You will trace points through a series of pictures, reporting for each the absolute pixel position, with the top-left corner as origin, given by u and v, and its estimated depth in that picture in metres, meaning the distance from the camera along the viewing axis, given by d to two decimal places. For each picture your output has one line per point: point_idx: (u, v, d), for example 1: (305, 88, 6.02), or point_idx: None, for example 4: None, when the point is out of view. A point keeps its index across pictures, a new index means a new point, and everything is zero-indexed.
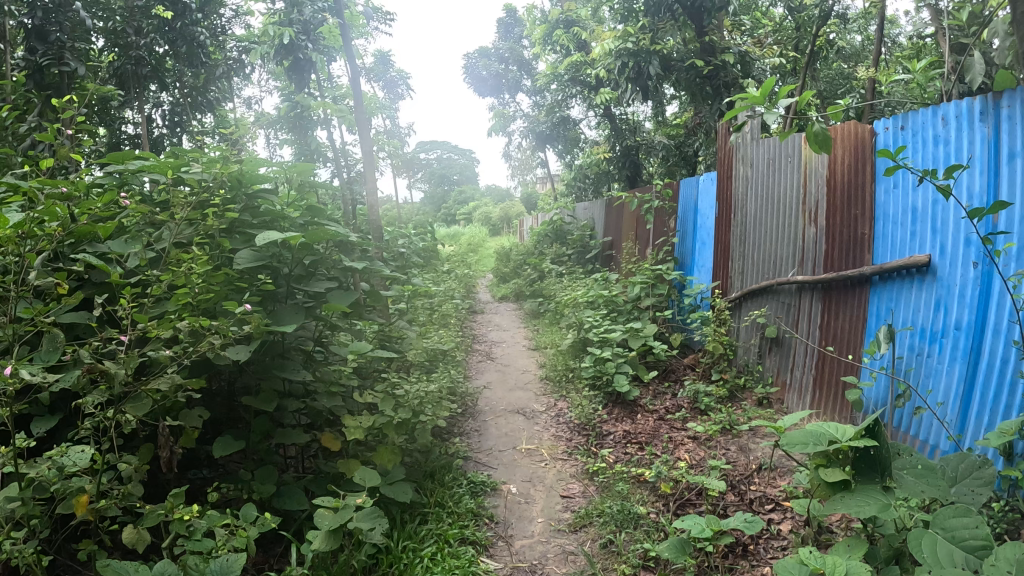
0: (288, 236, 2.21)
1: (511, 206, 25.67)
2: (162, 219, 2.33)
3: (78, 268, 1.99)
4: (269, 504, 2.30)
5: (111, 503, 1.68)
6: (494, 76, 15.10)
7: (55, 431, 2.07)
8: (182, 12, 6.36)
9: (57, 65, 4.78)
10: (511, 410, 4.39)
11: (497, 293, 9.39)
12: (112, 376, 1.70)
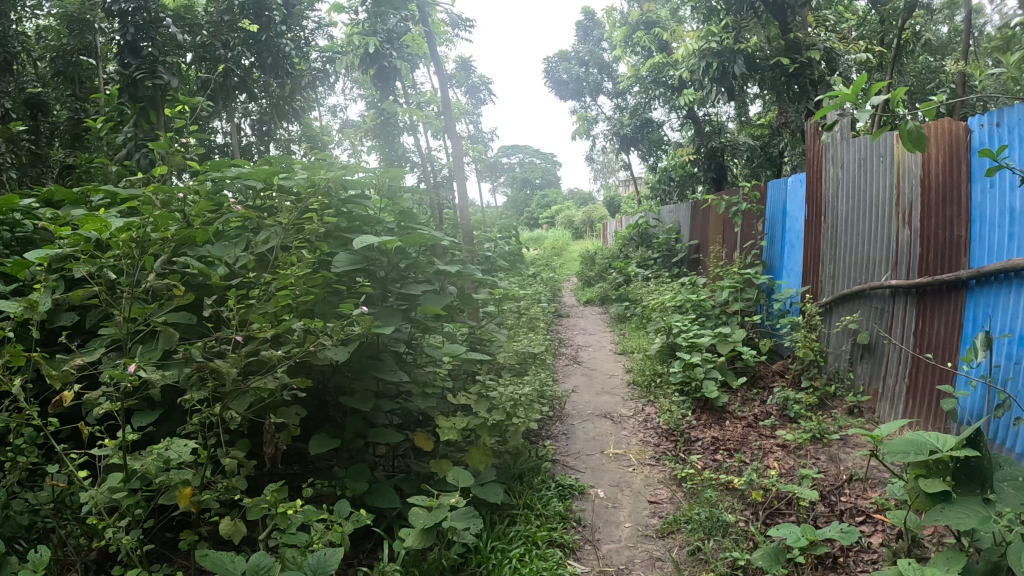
0: (384, 240, 2.26)
1: (594, 210, 25.57)
2: (262, 224, 2.41)
3: (185, 271, 2.08)
4: (362, 501, 2.35)
5: (213, 496, 1.74)
6: (575, 80, 15.07)
7: (161, 425, 2.16)
8: (267, 25, 6.56)
9: (151, 78, 5.03)
10: (598, 414, 4.38)
11: (582, 297, 9.38)
12: (220, 374, 1.76)
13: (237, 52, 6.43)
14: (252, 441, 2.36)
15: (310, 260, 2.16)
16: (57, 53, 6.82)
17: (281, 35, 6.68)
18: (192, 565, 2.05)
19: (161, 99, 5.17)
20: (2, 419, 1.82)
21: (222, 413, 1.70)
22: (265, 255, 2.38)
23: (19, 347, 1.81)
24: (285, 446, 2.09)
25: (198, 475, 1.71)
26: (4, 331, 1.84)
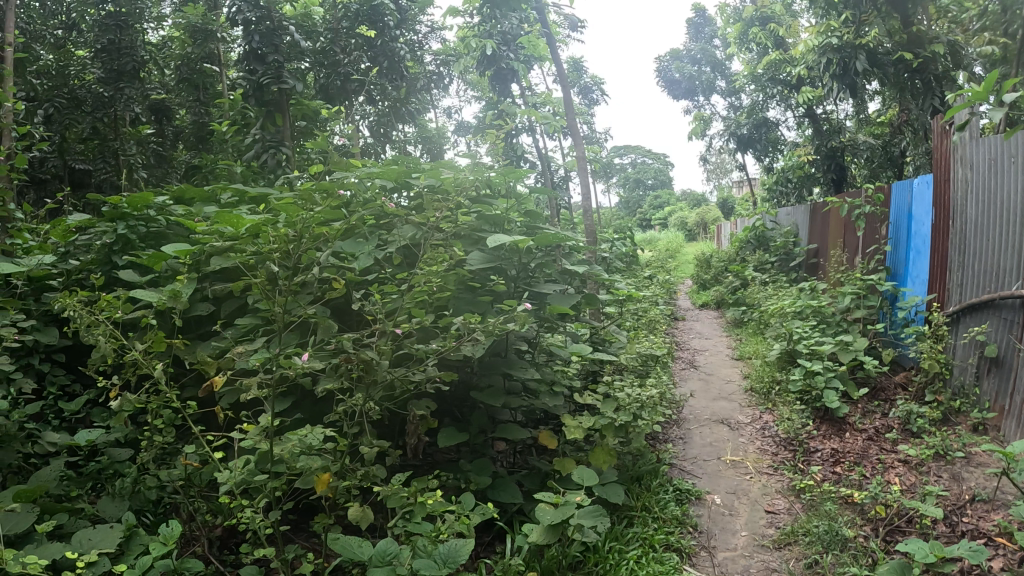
0: (517, 240, 2.29)
1: (708, 211, 25.16)
2: (397, 220, 2.50)
3: (324, 266, 2.15)
4: (486, 495, 2.39)
5: (348, 484, 1.80)
6: (688, 79, 14.83)
7: (295, 410, 2.26)
8: (382, 31, 6.94)
9: (277, 82, 5.61)
10: (715, 420, 4.32)
11: (697, 301, 9.24)
12: (368, 366, 1.83)
13: (354, 56, 6.69)
14: (381, 431, 2.44)
15: (446, 254, 2.24)
16: (182, 62, 7.76)
17: (395, 39, 7.00)
18: (322, 548, 2.13)
19: (286, 102, 5.74)
20: (145, 399, 1.92)
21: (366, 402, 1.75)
22: (403, 251, 2.46)
23: (162, 334, 1.91)
24: (419, 438, 2.16)
25: (339, 462, 1.78)
26: (150, 318, 1.95)
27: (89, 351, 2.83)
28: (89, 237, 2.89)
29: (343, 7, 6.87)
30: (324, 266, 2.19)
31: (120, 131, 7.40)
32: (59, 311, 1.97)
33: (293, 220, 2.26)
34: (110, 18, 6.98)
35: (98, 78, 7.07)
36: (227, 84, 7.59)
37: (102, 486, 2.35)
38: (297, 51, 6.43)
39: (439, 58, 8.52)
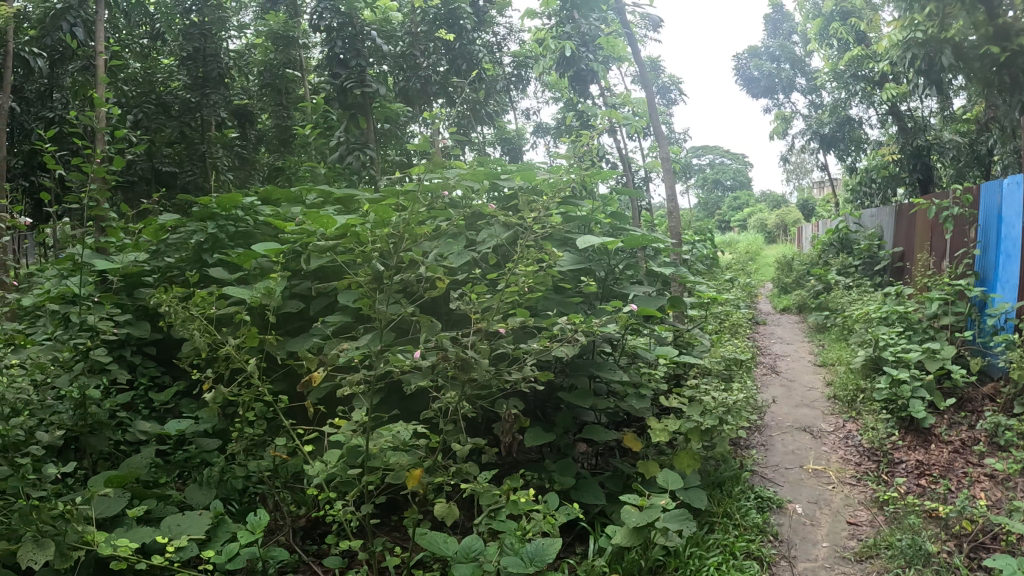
0: (607, 241, 2.35)
1: (787, 213, 24.66)
2: (488, 221, 2.57)
3: (417, 265, 2.19)
4: (569, 496, 2.41)
5: (439, 480, 1.83)
6: (767, 76, 14.54)
7: (389, 400, 2.33)
8: (460, 34, 7.19)
9: (360, 86, 5.72)
10: (797, 427, 4.24)
11: (777, 304, 9.06)
12: (467, 364, 1.85)
13: (434, 59, 6.99)
14: (466, 429, 2.48)
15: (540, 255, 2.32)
16: (266, 68, 8.18)
17: (474, 42, 7.22)
18: (410, 541, 2.18)
19: (369, 105, 5.88)
20: (237, 392, 1.97)
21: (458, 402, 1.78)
22: (499, 251, 2.53)
23: (255, 330, 1.96)
24: (507, 437, 2.18)
25: (432, 459, 1.82)
26: (244, 314, 2.00)
27: (178, 344, 2.92)
28: (180, 235, 2.98)
29: (422, 12, 7.20)
30: (420, 264, 2.23)
31: (206, 134, 7.69)
32: (157, 307, 2.04)
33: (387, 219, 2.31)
34: (195, 28, 7.42)
35: (186, 84, 7.50)
36: (309, 86, 7.86)
37: (188, 475, 2.42)
38: (377, 52, 6.57)
39: (517, 59, 8.60)
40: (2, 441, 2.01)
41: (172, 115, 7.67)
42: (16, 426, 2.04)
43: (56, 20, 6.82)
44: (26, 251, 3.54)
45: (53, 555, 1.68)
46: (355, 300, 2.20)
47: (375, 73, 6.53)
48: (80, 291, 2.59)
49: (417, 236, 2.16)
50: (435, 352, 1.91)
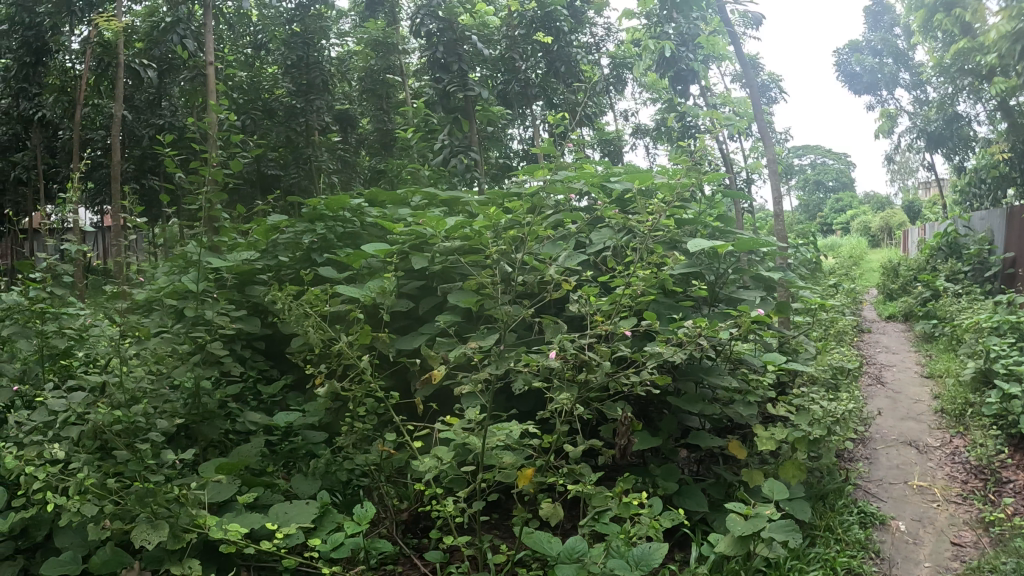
0: (718, 244, 2.50)
1: (892, 215, 23.84)
2: (604, 230, 2.64)
3: (531, 268, 2.24)
4: (672, 501, 2.46)
5: (549, 480, 1.87)
6: (869, 72, 14.06)
7: (513, 402, 2.43)
8: (559, 36, 7.19)
9: (462, 90, 5.95)
10: (901, 441, 4.11)
11: (883, 312, 8.76)
12: (584, 365, 1.87)
13: (533, 62, 7.17)
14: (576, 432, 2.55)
15: (650, 260, 2.39)
16: (367, 73, 8.49)
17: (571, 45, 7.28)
18: (513, 540, 2.22)
19: (471, 109, 6.07)
20: (350, 388, 2.03)
21: (569, 403, 1.80)
22: (614, 254, 2.61)
23: (367, 328, 2.01)
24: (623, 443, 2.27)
25: (541, 458, 1.85)
26: (356, 312, 2.06)
27: (287, 339, 3.02)
28: (289, 235, 3.09)
29: (520, 16, 7.14)
30: (531, 269, 2.27)
31: (312, 139, 8.01)
32: (274, 305, 2.12)
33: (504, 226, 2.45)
34: (298, 37, 7.85)
35: (290, 92, 7.92)
36: (408, 89, 8.09)
37: (293, 465, 2.51)
38: (474, 56, 6.68)
39: (614, 58, 8.60)
40: (124, 427, 2.09)
41: (279, 120, 8.01)
42: (138, 413, 2.11)
43: (166, 33, 7.25)
44: (146, 251, 3.74)
45: (167, 537, 1.76)
46: (466, 301, 2.25)
47: (475, 75, 6.66)
48: (196, 287, 2.71)
49: (527, 238, 2.25)
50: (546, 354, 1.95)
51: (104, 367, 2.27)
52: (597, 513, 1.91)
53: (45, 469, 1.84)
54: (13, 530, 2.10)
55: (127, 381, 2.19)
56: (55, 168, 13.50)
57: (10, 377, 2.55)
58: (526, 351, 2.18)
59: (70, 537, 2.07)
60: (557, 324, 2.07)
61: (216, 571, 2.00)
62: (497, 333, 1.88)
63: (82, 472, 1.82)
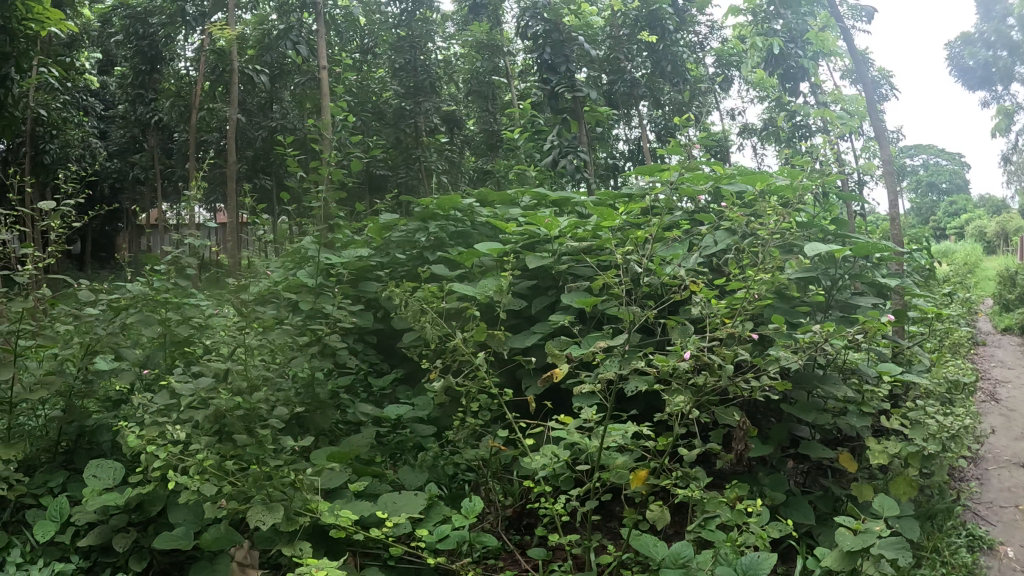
0: (836, 249, 2.45)
1: (1012, 220, 22.69)
2: (721, 232, 2.63)
3: (647, 271, 2.25)
4: (778, 511, 2.43)
5: (663, 484, 1.86)
6: (984, 68, 13.41)
7: (631, 402, 2.44)
8: (664, 36, 7.38)
9: (571, 91, 6.23)
10: (1015, 462, 3.92)
11: (999, 324, 8.35)
12: (700, 369, 1.86)
13: (638, 62, 7.45)
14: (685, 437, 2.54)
15: (767, 265, 2.37)
16: (473, 74, 8.69)
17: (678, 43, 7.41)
18: (617, 542, 2.23)
19: (580, 109, 6.38)
20: (465, 384, 2.06)
21: (686, 407, 1.79)
22: (732, 257, 2.59)
23: (483, 325, 2.04)
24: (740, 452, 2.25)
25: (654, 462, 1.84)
26: (473, 310, 2.10)
27: (397, 334, 3.10)
28: (403, 232, 3.17)
29: (624, 16, 7.44)
30: (647, 272, 2.27)
31: (421, 140, 8.21)
32: (394, 300, 2.19)
33: (621, 229, 2.53)
34: (404, 41, 8.10)
35: (400, 94, 8.21)
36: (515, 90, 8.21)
37: (401, 457, 2.57)
38: (581, 57, 6.71)
39: (719, 56, 8.49)
40: (245, 413, 2.14)
41: (388, 122, 8.24)
42: (258, 400, 2.17)
43: (281, 41, 7.57)
44: (259, 247, 3.88)
45: (281, 520, 1.82)
46: (582, 302, 2.26)
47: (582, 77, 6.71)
48: (313, 282, 2.80)
49: (641, 240, 2.26)
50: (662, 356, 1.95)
51: (227, 355, 2.35)
52: (705, 518, 1.93)
53: (166, 449, 1.92)
54: (130, 504, 2.24)
55: (249, 368, 2.24)
56: (175, 167, 14.18)
57: (133, 362, 2.70)
58: (641, 354, 2.18)
59: (185, 514, 2.18)
60: (676, 327, 2.06)
61: (325, 553, 2.06)
62: (625, 332, 1.88)
63: (201, 453, 1.89)
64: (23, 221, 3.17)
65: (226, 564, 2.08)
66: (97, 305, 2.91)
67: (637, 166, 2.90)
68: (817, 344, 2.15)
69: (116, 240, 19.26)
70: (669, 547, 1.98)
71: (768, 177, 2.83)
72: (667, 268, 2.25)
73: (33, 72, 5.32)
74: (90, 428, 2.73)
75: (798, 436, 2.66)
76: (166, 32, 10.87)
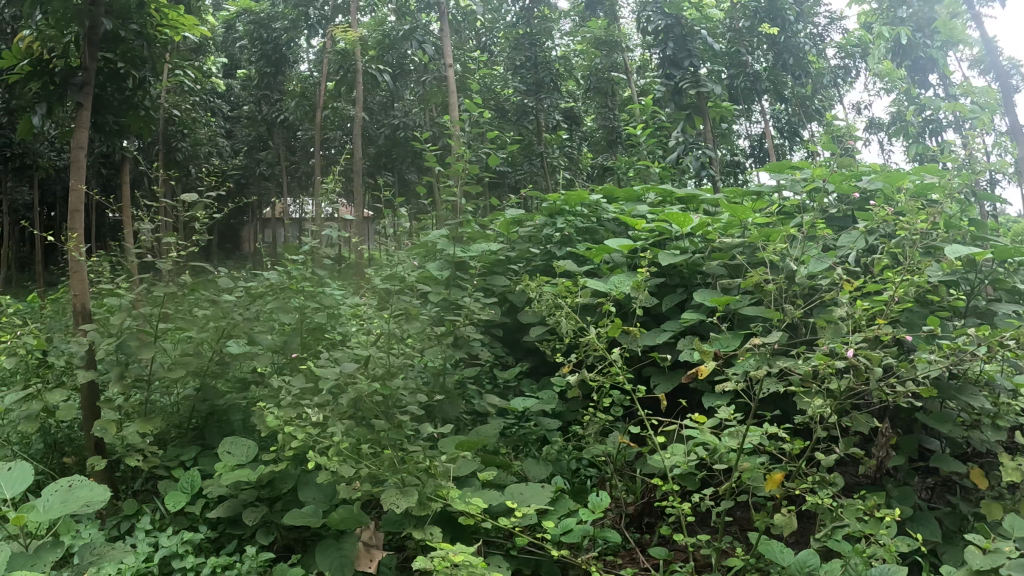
0: (979, 252, 2.36)
1: None
2: (859, 233, 2.56)
3: (785, 271, 2.22)
4: (905, 525, 2.35)
5: (796, 490, 1.83)
6: None
7: (763, 405, 2.41)
8: (784, 28, 7.72)
9: (695, 86, 6.18)
10: None
11: None
12: (838, 374, 1.82)
13: (758, 56, 7.73)
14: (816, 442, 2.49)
15: (909, 268, 2.30)
16: (592, 73, 8.81)
17: (798, 36, 7.79)
18: (739, 547, 2.20)
19: (704, 105, 6.33)
20: (599, 379, 2.07)
21: (824, 410, 1.76)
22: (870, 257, 2.53)
23: (618, 321, 2.06)
24: (872, 462, 2.19)
25: (790, 466, 1.81)
26: (608, 305, 2.11)
27: (522, 329, 3.14)
28: (530, 228, 3.23)
29: (745, 7, 7.59)
30: (784, 272, 2.24)
31: (544, 136, 8.28)
32: (528, 293, 2.23)
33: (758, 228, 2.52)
34: (525, 39, 8.19)
35: (523, 91, 8.22)
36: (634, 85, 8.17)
37: (524, 449, 2.60)
38: (706, 52, 6.66)
39: (843, 46, 8.49)
40: (382, 399, 2.21)
41: (510, 119, 8.30)
42: (393, 388, 2.23)
43: (408, 40, 7.73)
44: (384, 240, 3.98)
45: (413, 505, 1.86)
46: (718, 300, 2.25)
47: (706, 72, 6.68)
48: (441, 275, 2.87)
49: (778, 238, 2.22)
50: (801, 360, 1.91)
51: (362, 342, 2.42)
52: (832, 527, 1.90)
53: (304, 430, 1.99)
54: (263, 480, 2.35)
55: (390, 355, 2.31)
56: (301, 164, 14.74)
57: (268, 347, 2.82)
58: (775, 356, 2.14)
59: (314, 493, 2.27)
60: (817, 330, 2.02)
61: (452, 539, 2.11)
62: (779, 332, 1.87)
63: (339, 437, 1.95)
64: (168, 213, 3.35)
65: (354, 544, 2.16)
66: (234, 291, 3.04)
67: (771, 162, 2.98)
68: (959, 352, 2.08)
69: (240, 234, 20.04)
70: (794, 554, 1.94)
71: (906, 176, 2.75)
72: (803, 268, 2.21)
73: (173, 75, 5.61)
74: (221, 407, 2.87)
75: (929, 447, 2.57)
76: (293, 33, 11.30)
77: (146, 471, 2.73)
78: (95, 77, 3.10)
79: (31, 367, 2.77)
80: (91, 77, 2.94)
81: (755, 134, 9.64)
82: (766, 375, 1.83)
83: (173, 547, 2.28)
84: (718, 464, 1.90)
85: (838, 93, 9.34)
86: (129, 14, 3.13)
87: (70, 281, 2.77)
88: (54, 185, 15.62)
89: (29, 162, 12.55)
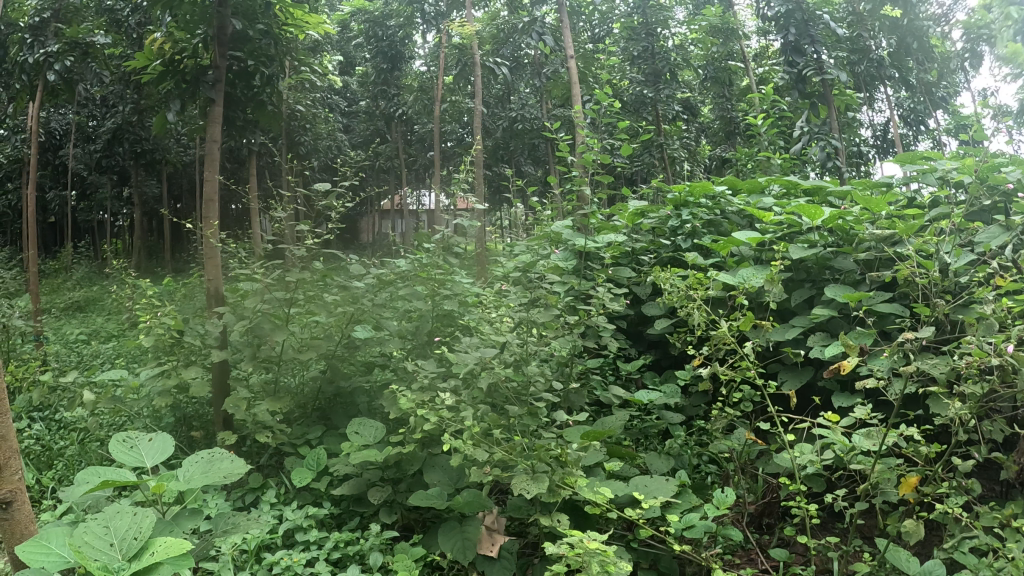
0: None
1: None
2: (1001, 229, 2.44)
3: (924, 271, 2.16)
4: None
5: (931, 494, 1.78)
6: None
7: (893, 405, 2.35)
8: (909, 10, 7.45)
9: (819, 74, 5.99)
10: None
11: None
12: (982, 377, 1.75)
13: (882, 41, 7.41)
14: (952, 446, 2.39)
15: None
16: (709, 62, 8.60)
17: (921, 18, 7.54)
18: (865, 553, 2.15)
19: (828, 93, 6.18)
20: (730, 374, 2.06)
21: (965, 413, 1.70)
22: (1011, 254, 2.41)
23: (752, 315, 2.04)
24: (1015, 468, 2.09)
25: (925, 470, 1.76)
26: (741, 298, 2.10)
27: (646, 322, 3.14)
28: (655, 220, 3.24)
29: None
30: (921, 272, 2.18)
31: (663, 127, 8.20)
32: (657, 286, 2.24)
33: (893, 221, 2.46)
34: (641, 29, 8.03)
35: (640, 81, 8.17)
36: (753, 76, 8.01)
37: (646, 442, 2.62)
38: (828, 36, 6.45)
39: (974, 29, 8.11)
40: (516, 387, 2.26)
41: (627, 110, 8.26)
42: (525, 378, 2.28)
43: (525, 34, 7.74)
44: (503, 231, 4.04)
45: (542, 491, 1.88)
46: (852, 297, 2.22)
47: (829, 59, 6.48)
48: (563, 267, 2.89)
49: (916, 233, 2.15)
50: (945, 363, 1.84)
51: (488, 332, 2.47)
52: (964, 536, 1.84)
53: (437, 414, 2.05)
54: (389, 462, 2.43)
55: (521, 343, 2.36)
56: (417, 154, 15.06)
57: (395, 332, 2.92)
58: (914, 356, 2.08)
59: (439, 475, 2.33)
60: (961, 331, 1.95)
61: (574, 528, 2.14)
62: (928, 331, 1.82)
63: (472, 420, 2.01)
64: (299, 204, 3.49)
65: (478, 528, 2.20)
66: (363, 279, 3.15)
67: (899, 153, 2.90)
68: None
69: (358, 225, 20.52)
70: (924, 563, 1.88)
71: None
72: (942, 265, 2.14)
73: (297, 71, 5.77)
74: (347, 390, 2.99)
75: None
76: (408, 28, 11.53)
77: (271, 447, 2.86)
78: (224, 74, 3.24)
79: (167, 345, 2.94)
80: (221, 74, 3.10)
81: (879, 124, 9.26)
82: (908, 375, 1.79)
83: (302, 521, 2.39)
84: (849, 466, 1.86)
85: (968, 80, 8.93)
86: (256, 14, 3.27)
87: (205, 267, 2.92)
88: (182, 178, 16.36)
89: (161, 155, 13.18)
